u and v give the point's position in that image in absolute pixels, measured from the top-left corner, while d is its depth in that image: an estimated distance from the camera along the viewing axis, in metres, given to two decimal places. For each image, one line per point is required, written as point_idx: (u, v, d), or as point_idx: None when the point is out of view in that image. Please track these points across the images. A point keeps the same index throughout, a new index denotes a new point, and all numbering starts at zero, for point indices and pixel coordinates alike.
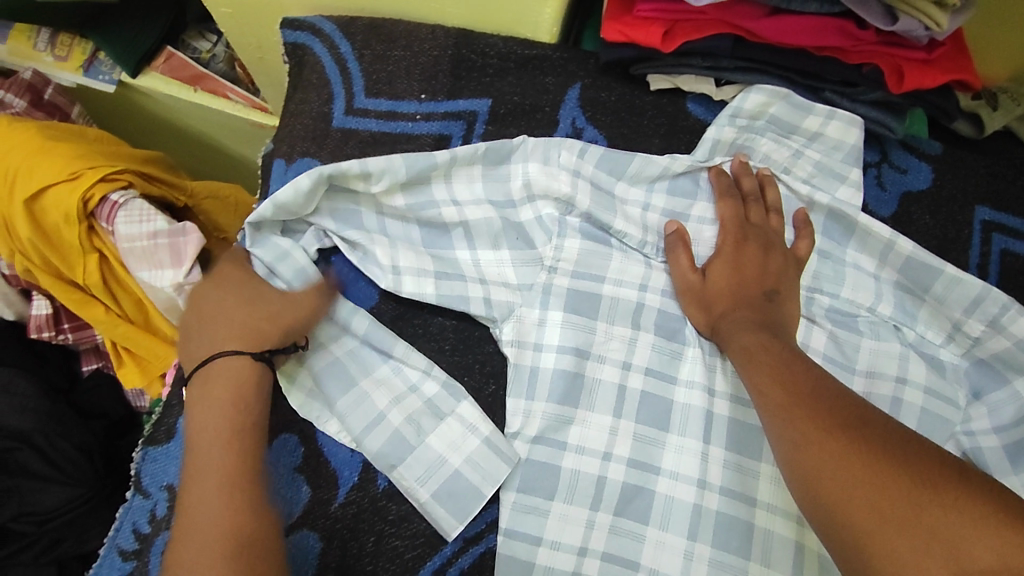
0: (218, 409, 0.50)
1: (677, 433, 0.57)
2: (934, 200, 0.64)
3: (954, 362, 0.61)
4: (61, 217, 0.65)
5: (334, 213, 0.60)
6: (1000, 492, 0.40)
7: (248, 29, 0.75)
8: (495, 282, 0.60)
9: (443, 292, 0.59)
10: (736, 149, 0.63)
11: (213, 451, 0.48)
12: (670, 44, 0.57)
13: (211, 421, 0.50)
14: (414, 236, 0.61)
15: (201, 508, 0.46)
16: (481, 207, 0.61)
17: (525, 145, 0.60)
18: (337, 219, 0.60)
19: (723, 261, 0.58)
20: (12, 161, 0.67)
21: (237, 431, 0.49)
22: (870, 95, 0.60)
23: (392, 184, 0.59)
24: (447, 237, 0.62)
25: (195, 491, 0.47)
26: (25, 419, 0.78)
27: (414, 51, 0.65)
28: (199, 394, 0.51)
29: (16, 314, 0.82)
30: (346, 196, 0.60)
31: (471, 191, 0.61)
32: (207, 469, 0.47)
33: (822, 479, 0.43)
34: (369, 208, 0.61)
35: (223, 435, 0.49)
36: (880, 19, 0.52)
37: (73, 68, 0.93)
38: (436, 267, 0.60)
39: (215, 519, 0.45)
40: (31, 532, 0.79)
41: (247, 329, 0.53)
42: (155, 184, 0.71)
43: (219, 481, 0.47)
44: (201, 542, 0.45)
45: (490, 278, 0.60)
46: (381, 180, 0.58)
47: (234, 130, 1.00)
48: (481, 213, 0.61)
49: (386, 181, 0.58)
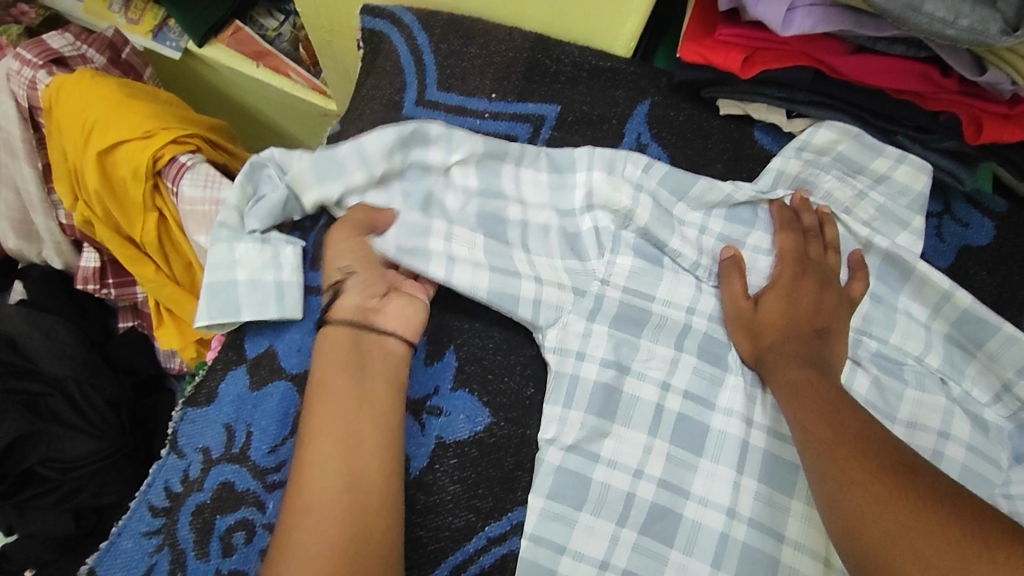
0: (342, 401, 0.51)
1: (710, 459, 0.56)
2: (994, 257, 0.63)
3: (999, 424, 0.60)
4: (129, 172, 0.67)
5: (406, 198, 0.60)
6: None
7: (325, 11, 0.76)
8: (548, 282, 0.59)
9: (494, 290, 0.58)
10: (799, 183, 0.63)
11: (346, 410, 0.51)
12: (749, 71, 0.57)
13: (340, 413, 0.51)
14: (475, 227, 0.60)
15: (336, 502, 0.48)
16: (544, 212, 0.62)
17: (591, 152, 0.61)
18: (408, 203, 0.60)
19: (777, 292, 0.58)
20: (89, 114, 0.69)
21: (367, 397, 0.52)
22: (943, 144, 0.59)
23: (469, 154, 0.61)
24: (507, 233, 0.61)
25: (330, 489, 0.48)
26: (63, 366, 0.80)
27: (490, 50, 0.66)
28: (330, 356, 0.53)
29: (64, 263, 0.85)
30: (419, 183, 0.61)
31: (539, 194, 0.62)
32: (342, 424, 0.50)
33: (866, 523, 0.44)
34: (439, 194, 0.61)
35: (354, 433, 0.50)
36: (966, 68, 0.51)
37: (143, 32, 0.96)
38: (490, 265, 0.59)
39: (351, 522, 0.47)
40: (54, 477, 0.79)
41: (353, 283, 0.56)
42: (219, 152, 0.73)
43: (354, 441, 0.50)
44: (331, 521, 0.47)
45: (544, 278, 0.59)
46: (460, 150, 0.60)
47: (289, 110, 1.01)
48: (542, 217, 0.62)
49: (463, 150, 0.60)
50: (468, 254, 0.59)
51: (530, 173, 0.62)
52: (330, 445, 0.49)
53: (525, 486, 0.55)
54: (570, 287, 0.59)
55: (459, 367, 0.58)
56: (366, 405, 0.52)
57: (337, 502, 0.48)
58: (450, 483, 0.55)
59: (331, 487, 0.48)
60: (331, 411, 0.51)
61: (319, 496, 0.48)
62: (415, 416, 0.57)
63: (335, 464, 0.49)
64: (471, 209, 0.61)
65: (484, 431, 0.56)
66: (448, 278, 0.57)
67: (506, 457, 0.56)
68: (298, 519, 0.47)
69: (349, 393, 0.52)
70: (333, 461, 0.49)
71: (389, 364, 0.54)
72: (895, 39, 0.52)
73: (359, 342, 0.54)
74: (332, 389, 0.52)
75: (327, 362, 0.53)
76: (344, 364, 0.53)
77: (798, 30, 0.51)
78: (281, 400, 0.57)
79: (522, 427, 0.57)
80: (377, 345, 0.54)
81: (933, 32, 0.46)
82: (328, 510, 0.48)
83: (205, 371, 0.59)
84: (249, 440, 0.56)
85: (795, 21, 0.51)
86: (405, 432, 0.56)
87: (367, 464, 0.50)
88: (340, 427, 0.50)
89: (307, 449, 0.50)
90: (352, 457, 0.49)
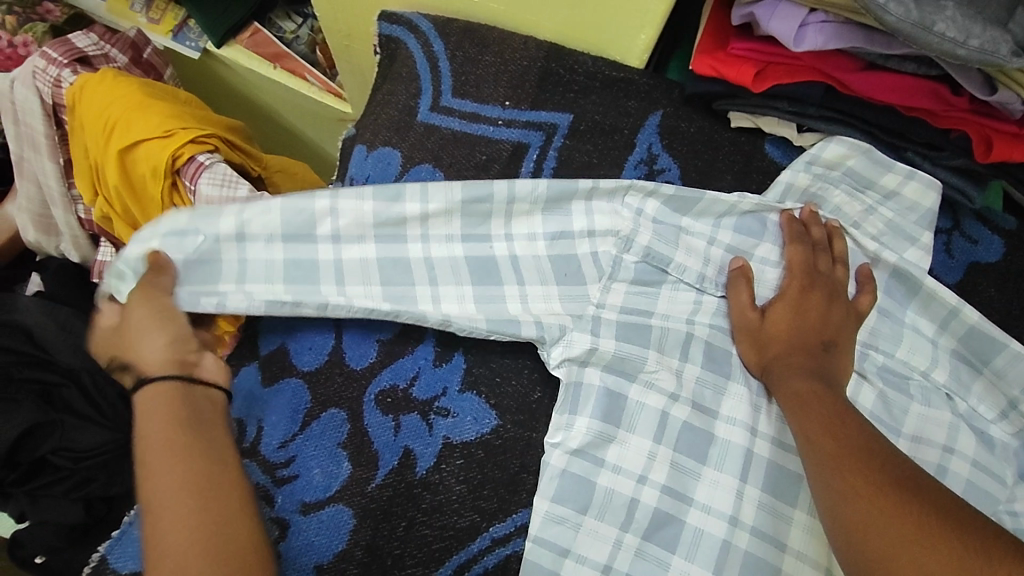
0: (173, 444, 0.49)
1: (714, 467, 0.56)
2: (1003, 274, 0.63)
3: (1005, 440, 0.60)
4: (148, 170, 0.69)
5: (382, 265, 0.60)
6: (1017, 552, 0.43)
7: (343, 16, 0.77)
8: (541, 310, 0.60)
9: (494, 322, 0.59)
10: (808, 196, 0.63)
11: (172, 451, 0.49)
12: (760, 85, 0.57)
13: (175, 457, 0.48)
14: (463, 275, 0.61)
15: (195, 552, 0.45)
16: (533, 241, 0.62)
17: (592, 187, 0.61)
18: (384, 270, 0.60)
19: (785, 303, 0.58)
20: (112, 112, 0.71)
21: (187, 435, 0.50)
22: (953, 160, 0.59)
23: (448, 204, 0.60)
24: (494, 271, 0.61)
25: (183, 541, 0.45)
26: (76, 358, 0.82)
27: (504, 59, 0.67)
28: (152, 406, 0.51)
29: (81, 257, 0.86)
30: (394, 244, 0.61)
31: (529, 223, 0.62)
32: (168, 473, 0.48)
33: (873, 537, 0.45)
34: (417, 254, 0.61)
35: (197, 484, 0.47)
36: (977, 88, 0.52)
37: (163, 31, 0.98)
38: (483, 310, 0.60)
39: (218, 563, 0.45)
40: (66, 466, 0.79)
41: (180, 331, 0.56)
42: (237, 152, 0.75)
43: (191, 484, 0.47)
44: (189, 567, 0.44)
45: (539, 311, 0.60)
46: (438, 201, 0.60)
47: (304, 112, 1.02)
48: (529, 248, 0.62)
49: (442, 200, 0.60)
50: (457, 304, 0.60)
51: (526, 203, 0.62)
52: (178, 520, 0.46)
53: (530, 489, 0.56)
54: (565, 311, 0.60)
55: (467, 369, 0.59)
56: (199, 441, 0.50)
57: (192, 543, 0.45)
58: (456, 483, 0.56)
59: (185, 543, 0.45)
60: (160, 463, 0.48)
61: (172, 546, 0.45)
62: (422, 416, 0.58)
63: (177, 507, 0.46)
64: (455, 253, 0.61)
65: (491, 433, 0.57)
66: (445, 320, 0.59)
67: (512, 459, 0.57)
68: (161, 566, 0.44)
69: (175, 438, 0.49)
70: (182, 518, 0.46)
71: (214, 415, 0.53)
72: (906, 57, 0.53)
73: (178, 394, 0.52)
74: (158, 438, 0.49)
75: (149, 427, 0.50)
76: (167, 423, 0.50)
77: (810, 45, 0.52)
78: (291, 397, 0.60)
79: (529, 430, 0.57)
80: (205, 397, 0.53)
81: (944, 52, 0.46)
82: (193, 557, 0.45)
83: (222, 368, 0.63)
84: (259, 435, 0.59)
85: (806, 38, 0.52)
86: (413, 432, 0.57)
87: (224, 508, 0.47)
88: (178, 485, 0.47)
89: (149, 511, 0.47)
90: (202, 504, 0.47)
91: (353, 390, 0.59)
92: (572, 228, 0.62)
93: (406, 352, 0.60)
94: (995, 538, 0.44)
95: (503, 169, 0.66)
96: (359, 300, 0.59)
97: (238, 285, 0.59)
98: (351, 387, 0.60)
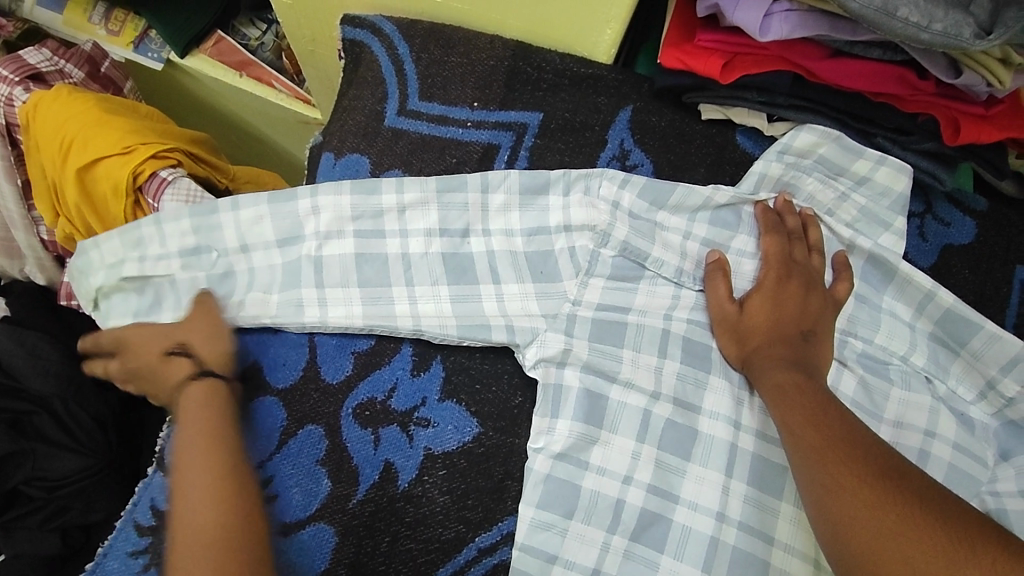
0: (201, 437, 0.54)
1: (699, 464, 0.56)
2: (976, 255, 0.63)
3: (984, 420, 0.60)
4: (109, 188, 0.67)
5: (359, 262, 0.60)
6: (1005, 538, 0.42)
7: (306, 21, 0.75)
8: (517, 313, 0.59)
9: (464, 327, 0.59)
10: (782, 185, 0.63)
11: (202, 441, 0.54)
12: (728, 76, 0.57)
13: (203, 449, 0.53)
14: (438, 278, 0.60)
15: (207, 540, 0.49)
16: (509, 239, 0.61)
17: (565, 177, 0.61)
18: (360, 269, 0.60)
19: (762, 295, 0.58)
20: (68, 130, 0.69)
21: (213, 430, 0.54)
22: (922, 145, 0.59)
23: (423, 197, 0.61)
24: (469, 272, 0.60)
25: (202, 525, 0.50)
26: (47, 384, 0.78)
27: (471, 59, 0.66)
28: (190, 401, 0.56)
29: (48, 279, 0.84)
30: (373, 240, 0.61)
31: (504, 222, 0.61)
32: (198, 463, 0.52)
33: (856, 531, 0.45)
34: (395, 249, 0.61)
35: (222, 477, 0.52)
36: (943, 71, 0.52)
37: (124, 43, 0.96)
38: (456, 310, 0.59)
39: (223, 557, 0.48)
40: (40, 497, 0.77)
41: (230, 342, 0.59)
42: (201, 164, 0.73)
43: (212, 472, 0.52)
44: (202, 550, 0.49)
45: (513, 313, 0.59)
46: (414, 192, 0.61)
47: (273, 120, 1.00)
48: (506, 246, 0.61)
49: (416, 192, 0.61)
50: (432, 306, 0.59)
51: (501, 197, 0.61)
52: (197, 504, 0.51)
53: (515, 496, 0.55)
54: (540, 312, 0.59)
55: (446, 378, 0.58)
56: (226, 432, 0.55)
57: (206, 529, 0.50)
58: (439, 494, 0.55)
59: (202, 531, 0.50)
60: (192, 452, 0.53)
61: (191, 526, 0.50)
62: (402, 427, 0.57)
63: (201, 491, 0.51)
64: (430, 253, 0.61)
65: (473, 441, 0.56)
66: (417, 328, 0.59)
67: (495, 467, 0.56)
68: (181, 544, 0.49)
69: (208, 429, 0.54)
70: (206, 503, 0.51)
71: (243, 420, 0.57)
72: (872, 43, 0.53)
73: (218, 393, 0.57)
74: (189, 430, 0.54)
75: (189, 421, 0.55)
76: (202, 416, 0.55)
77: (776, 34, 0.52)
78: (266, 416, 0.59)
79: (510, 437, 0.57)
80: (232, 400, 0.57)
81: (908, 36, 0.46)
82: (205, 544, 0.49)
83: None
84: None
85: (772, 26, 0.52)
86: (393, 445, 0.56)
87: (242, 506, 0.51)
88: (208, 477, 0.52)
89: (178, 495, 0.52)
90: (221, 495, 0.51)
91: (329, 405, 0.58)
92: (548, 225, 0.61)
93: (383, 362, 0.59)
94: (983, 526, 0.43)
95: (474, 170, 0.65)
96: (335, 316, 0.59)
97: (240, 300, 0.61)
98: (328, 402, 0.58)
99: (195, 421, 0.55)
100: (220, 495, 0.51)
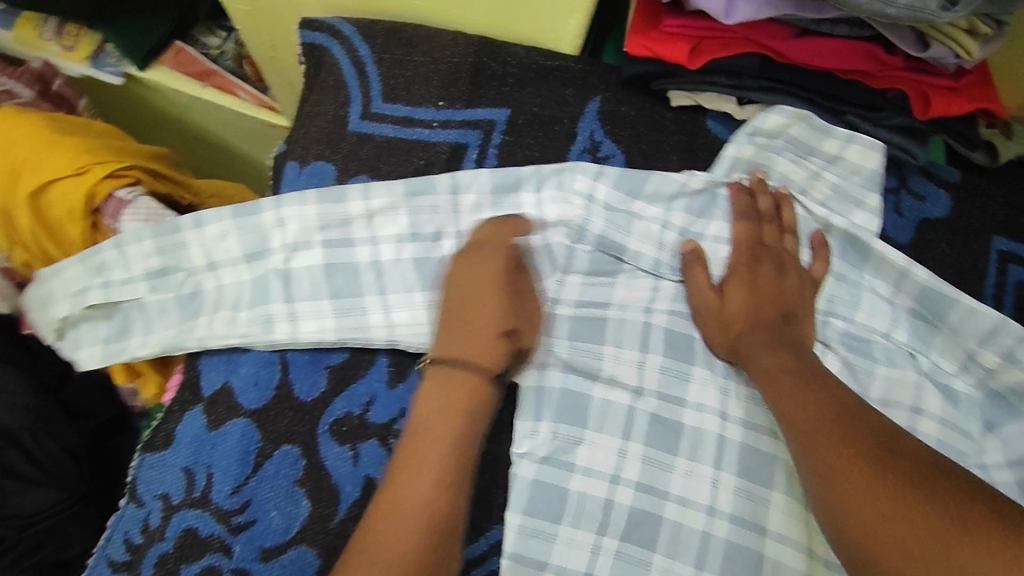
0: (445, 452, 0.51)
1: (687, 458, 0.55)
2: (951, 227, 0.63)
3: (968, 393, 0.60)
4: (65, 211, 0.64)
5: (330, 272, 0.59)
6: (994, 514, 0.43)
7: (263, 26, 0.73)
8: None
9: None
10: (755, 168, 0.62)
11: (441, 457, 0.51)
12: (695, 61, 0.55)
13: (441, 464, 0.51)
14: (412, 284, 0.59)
15: (405, 561, 0.47)
16: None
17: (537, 173, 0.59)
18: (332, 279, 0.59)
19: (740, 282, 0.57)
20: (18, 153, 0.66)
21: (455, 452, 0.51)
22: (892, 120, 0.58)
23: (392, 202, 0.59)
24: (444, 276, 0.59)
25: (399, 545, 0.47)
26: (14, 417, 0.72)
27: (434, 57, 0.65)
28: (437, 391, 0.53)
29: (11, 306, 0.78)
30: (344, 249, 0.59)
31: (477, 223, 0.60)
32: (424, 476, 0.50)
33: (851, 513, 0.45)
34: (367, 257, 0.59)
35: (447, 488, 0.50)
36: (911, 45, 0.51)
37: (80, 59, 0.92)
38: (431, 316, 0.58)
39: None
40: (11, 536, 0.75)
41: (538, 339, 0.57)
42: (162, 181, 0.71)
43: (436, 492, 0.50)
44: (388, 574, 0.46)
45: None
46: (382, 198, 0.59)
47: (239, 130, 0.98)
48: None
49: (385, 198, 0.59)
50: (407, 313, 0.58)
51: (472, 197, 0.60)
52: (405, 523, 0.48)
53: (501, 503, 0.54)
54: None
55: None
56: (465, 457, 0.52)
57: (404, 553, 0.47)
58: None
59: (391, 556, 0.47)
60: (429, 458, 0.51)
61: (391, 536, 0.48)
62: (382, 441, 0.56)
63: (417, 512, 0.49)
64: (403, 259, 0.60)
65: None
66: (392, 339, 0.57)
67: (480, 474, 0.54)
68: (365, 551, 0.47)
69: (450, 442, 0.51)
70: (411, 525, 0.48)
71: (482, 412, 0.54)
72: (838, 19, 0.52)
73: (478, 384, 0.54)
74: (438, 432, 0.52)
75: (431, 405, 0.53)
76: (444, 411, 0.52)
77: (742, 17, 0.50)
78: (240, 438, 0.56)
79: (492, 443, 0.55)
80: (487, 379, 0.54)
81: (874, 12, 0.45)
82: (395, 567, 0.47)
83: (162, 414, 0.58)
84: (210, 482, 0.55)
85: (737, 9, 0.50)
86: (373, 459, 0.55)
87: (442, 546, 0.49)
88: (428, 496, 0.49)
89: (392, 495, 0.49)
90: (430, 524, 0.49)
91: (306, 423, 0.56)
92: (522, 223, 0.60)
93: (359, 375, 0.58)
94: (973, 502, 0.44)
95: (443, 171, 0.64)
96: (307, 331, 0.58)
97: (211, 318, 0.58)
98: (304, 420, 0.56)
99: (445, 429, 0.52)
100: (429, 528, 0.48)
